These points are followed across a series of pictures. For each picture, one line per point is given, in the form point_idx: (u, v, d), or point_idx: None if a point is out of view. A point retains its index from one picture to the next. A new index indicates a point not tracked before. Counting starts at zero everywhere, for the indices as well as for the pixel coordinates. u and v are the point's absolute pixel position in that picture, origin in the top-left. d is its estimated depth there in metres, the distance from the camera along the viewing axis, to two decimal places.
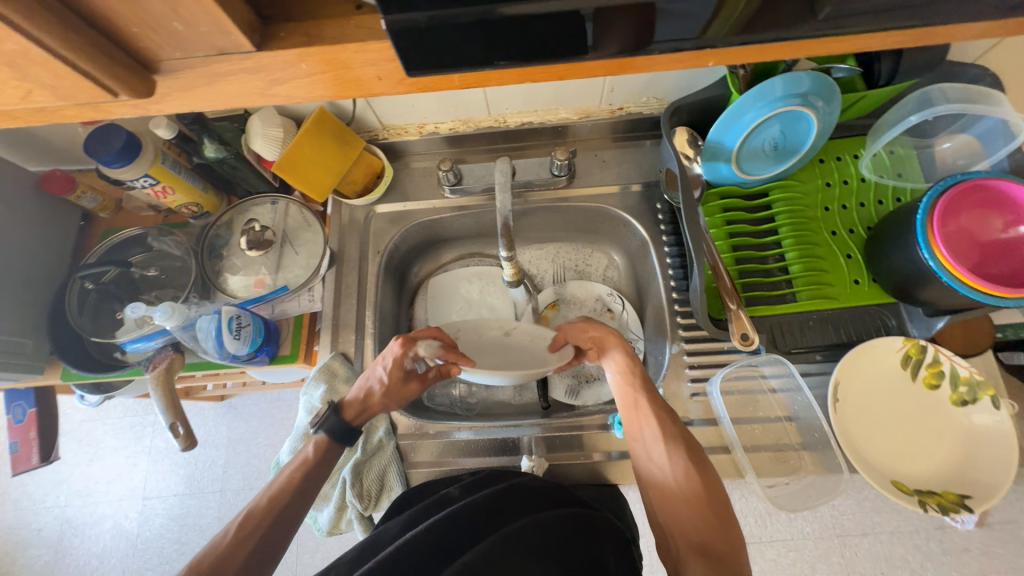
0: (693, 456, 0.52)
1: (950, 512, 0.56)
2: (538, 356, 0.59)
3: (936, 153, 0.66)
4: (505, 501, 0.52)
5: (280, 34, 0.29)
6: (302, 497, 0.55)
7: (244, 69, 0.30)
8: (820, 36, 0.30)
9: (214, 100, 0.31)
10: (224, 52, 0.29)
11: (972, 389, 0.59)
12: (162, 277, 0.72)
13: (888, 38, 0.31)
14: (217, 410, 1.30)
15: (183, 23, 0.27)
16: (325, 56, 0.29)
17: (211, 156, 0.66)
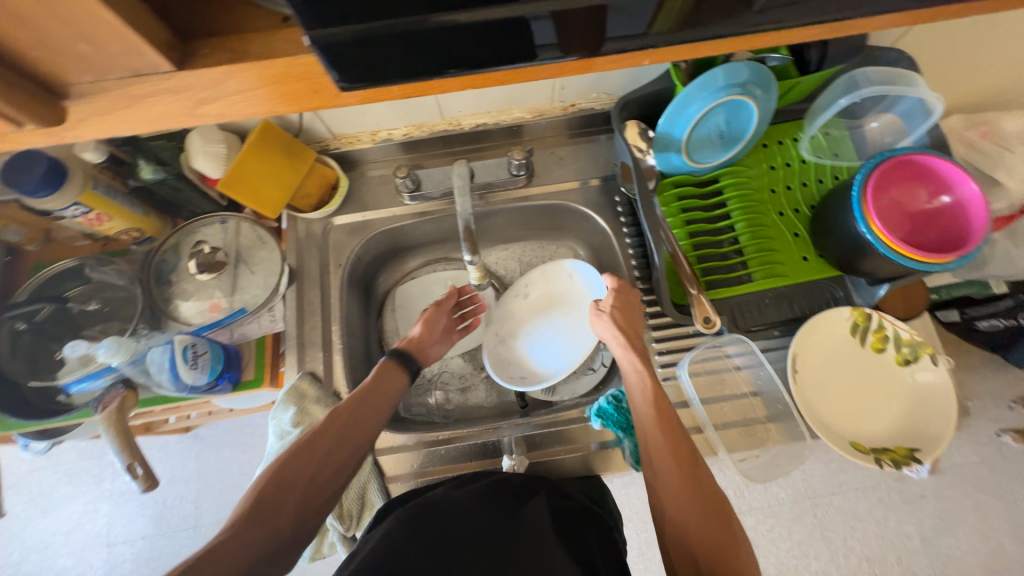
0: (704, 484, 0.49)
1: (902, 466, 0.60)
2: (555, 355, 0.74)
3: (866, 132, 0.70)
4: (483, 498, 0.53)
5: (201, 53, 0.29)
6: (371, 418, 0.58)
7: (164, 90, 0.29)
8: (746, 31, 0.32)
9: (134, 123, 0.30)
10: (141, 74, 0.28)
11: (914, 349, 0.64)
12: (104, 310, 0.67)
13: (802, 33, 0.33)
14: (182, 444, 1.23)
15: (90, 44, 0.26)
16: (251, 74, 0.29)
17: (148, 178, 0.63)
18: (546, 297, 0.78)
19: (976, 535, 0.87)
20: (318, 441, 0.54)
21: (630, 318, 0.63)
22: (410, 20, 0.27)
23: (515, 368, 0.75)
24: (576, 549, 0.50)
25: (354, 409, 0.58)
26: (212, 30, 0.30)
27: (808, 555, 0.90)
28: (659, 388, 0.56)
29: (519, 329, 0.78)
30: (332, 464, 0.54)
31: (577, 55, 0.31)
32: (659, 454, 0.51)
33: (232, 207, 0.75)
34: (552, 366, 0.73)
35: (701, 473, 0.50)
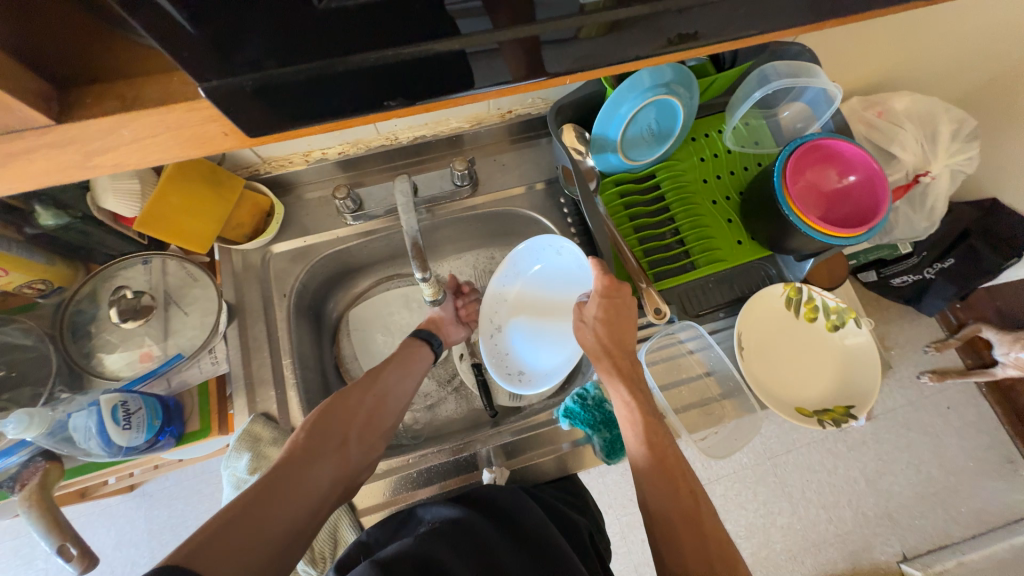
0: (700, 512, 0.51)
1: (841, 423, 0.66)
2: (541, 348, 0.74)
3: (780, 121, 0.76)
4: (471, 517, 0.51)
5: (85, 100, 0.28)
6: (406, 386, 0.66)
7: (47, 144, 0.28)
8: (665, 49, 0.34)
9: (11, 181, 0.28)
10: (11, 132, 0.27)
11: (841, 315, 0.69)
12: (10, 376, 0.59)
13: (708, 48, 0.36)
14: (127, 504, 1.12)
15: None
16: (144, 121, 0.28)
17: (50, 225, 0.56)
18: (533, 279, 0.75)
19: (910, 470, 0.97)
20: (366, 405, 0.60)
21: (619, 335, 0.61)
22: (318, 64, 0.28)
23: (515, 355, 0.74)
24: (570, 546, 0.53)
25: (395, 375, 0.65)
26: (94, 75, 0.29)
27: (773, 513, 0.96)
28: (649, 417, 0.57)
29: (512, 316, 0.76)
30: (376, 424, 0.61)
31: (494, 79, 0.32)
32: (650, 489, 0.53)
33: (154, 245, 0.69)
34: (552, 351, 0.73)
35: (699, 505, 0.52)
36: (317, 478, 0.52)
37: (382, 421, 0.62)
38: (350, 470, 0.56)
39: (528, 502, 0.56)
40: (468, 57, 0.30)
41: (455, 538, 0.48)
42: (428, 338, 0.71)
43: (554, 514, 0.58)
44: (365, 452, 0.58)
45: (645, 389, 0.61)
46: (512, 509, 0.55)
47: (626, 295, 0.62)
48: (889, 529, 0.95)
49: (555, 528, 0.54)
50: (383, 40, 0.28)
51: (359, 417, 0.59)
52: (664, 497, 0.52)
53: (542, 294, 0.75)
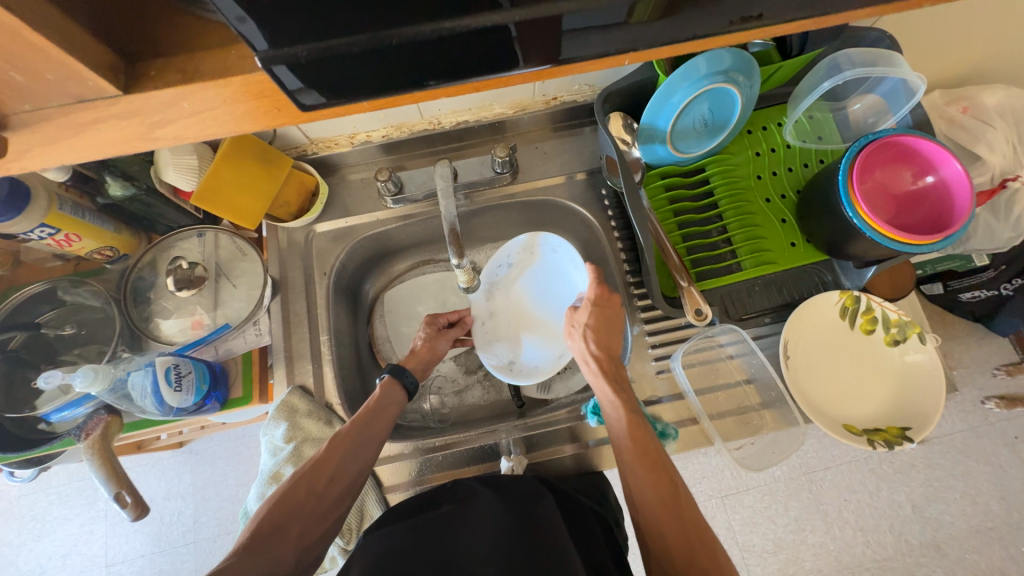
0: (690, 526, 0.47)
1: (894, 446, 0.61)
2: (536, 345, 0.73)
3: (849, 114, 0.70)
4: (485, 509, 0.52)
5: (149, 72, 0.29)
6: (380, 428, 0.58)
7: (114, 115, 0.29)
8: (734, 28, 0.31)
9: (84, 150, 0.30)
10: (85, 100, 0.28)
11: (902, 329, 0.64)
12: (82, 333, 0.64)
13: (789, 25, 0.32)
14: (176, 459, 1.21)
15: (27, 72, 0.26)
16: (205, 92, 0.29)
17: (117, 195, 0.60)
18: (529, 270, 0.75)
19: (965, 500, 0.90)
20: (339, 435, 0.55)
21: (606, 340, 0.60)
22: (368, 36, 0.27)
23: (503, 343, 0.74)
24: (580, 551, 0.50)
25: (372, 422, 0.58)
26: (156, 47, 0.30)
27: (805, 530, 0.91)
28: (633, 418, 0.54)
29: (504, 305, 0.75)
30: (374, 425, 0.58)
31: (543, 58, 0.30)
32: (642, 497, 0.49)
33: (208, 219, 0.73)
34: (543, 342, 0.73)
35: (684, 508, 0.48)
36: (292, 505, 0.50)
37: (351, 467, 0.54)
38: (331, 484, 0.53)
39: (542, 495, 0.55)
40: (520, 32, 0.28)
41: (475, 526, 0.50)
42: (394, 374, 0.63)
43: (577, 510, 0.56)
44: (361, 455, 0.56)
45: (632, 395, 0.58)
46: (525, 500, 0.54)
47: (615, 307, 0.64)
48: (936, 560, 0.89)
49: (562, 524, 0.51)
50: (435, 11, 0.26)
51: (336, 441, 0.55)
52: (656, 516, 0.48)
53: (537, 286, 0.75)
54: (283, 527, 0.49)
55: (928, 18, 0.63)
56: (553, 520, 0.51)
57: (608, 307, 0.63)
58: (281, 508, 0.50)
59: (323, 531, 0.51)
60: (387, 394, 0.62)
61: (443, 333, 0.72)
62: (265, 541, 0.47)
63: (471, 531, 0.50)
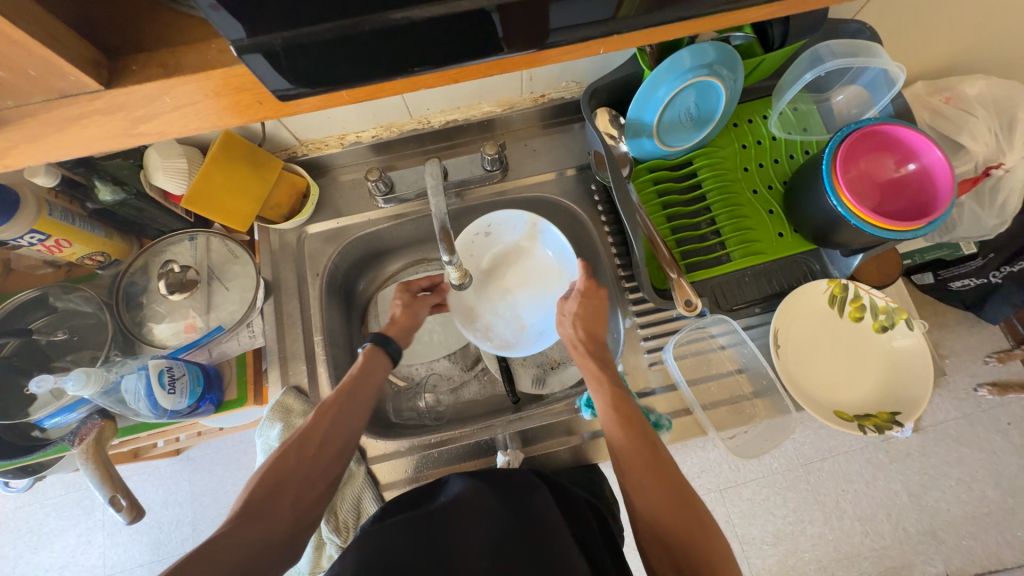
0: (687, 508, 0.47)
1: (884, 430, 0.62)
2: (515, 320, 0.76)
3: (833, 106, 0.71)
4: (482, 501, 0.52)
5: (131, 67, 0.29)
6: (366, 396, 0.58)
7: (97, 111, 0.29)
8: (713, 13, 0.31)
9: (70, 147, 0.30)
10: (66, 96, 0.28)
11: (890, 315, 0.65)
12: (74, 340, 0.64)
13: (762, 11, 0.33)
14: (173, 467, 1.21)
15: (7, 69, 0.26)
16: (189, 87, 0.29)
17: (107, 200, 0.60)
18: (512, 244, 0.77)
19: (961, 487, 0.91)
20: (323, 409, 0.55)
21: (592, 326, 0.61)
22: (343, 23, 0.26)
23: (478, 312, 0.76)
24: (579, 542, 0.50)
25: (357, 393, 0.57)
26: (137, 42, 0.30)
27: (803, 521, 0.92)
28: (619, 397, 0.54)
29: (481, 276, 0.77)
30: (355, 404, 0.57)
31: (524, 48, 0.30)
32: (631, 474, 0.49)
33: (200, 223, 0.73)
34: (521, 316, 0.76)
35: (675, 483, 0.49)
36: (279, 487, 0.49)
37: (342, 425, 0.55)
38: (314, 466, 0.52)
39: (538, 487, 0.55)
40: (503, 17, 0.28)
41: (477, 521, 0.50)
42: (376, 343, 0.62)
43: (573, 503, 0.57)
44: (344, 432, 0.55)
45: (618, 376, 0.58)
46: (523, 493, 0.54)
47: (603, 298, 0.63)
48: (933, 547, 0.90)
49: (562, 518, 0.51)
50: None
51: (321, 413, 0.54)
52: (652, 496, 0.48)
53: (519, 260, 0.77)
54: (269, 506, 0.48)
55: (908, 9, 0.64)
56: (549, 510, 0.52)
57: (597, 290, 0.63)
58: (271, 476, 0.49)
59: (310, 509, 0.51)
60: (370, 362, 0.61)
61: (418, 301, 0.70)
62: (252, 519, 0.46)
63: (471, 526, 0.49)
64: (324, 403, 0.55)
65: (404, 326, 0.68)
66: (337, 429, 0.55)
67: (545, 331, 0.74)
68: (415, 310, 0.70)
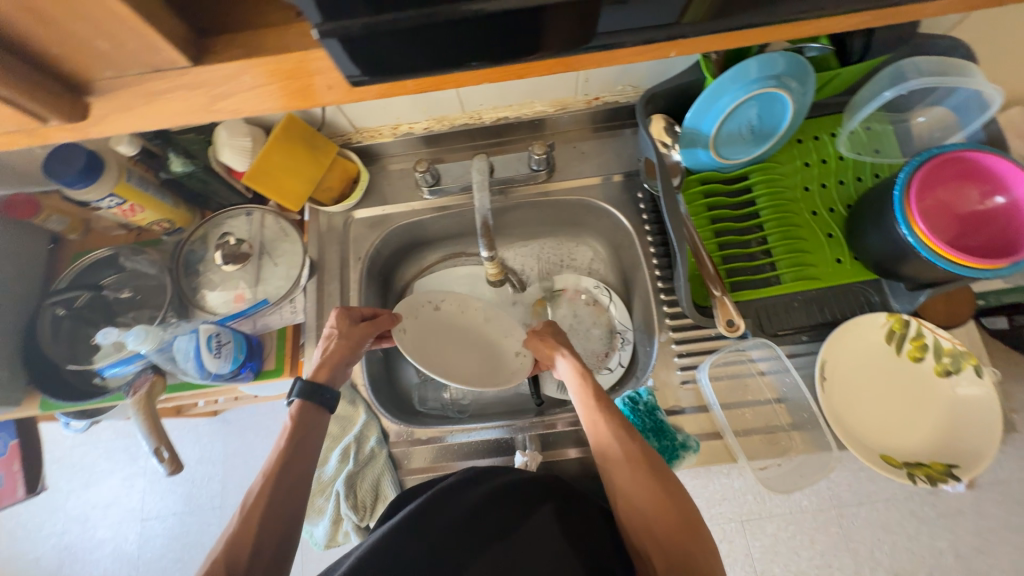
0: (675, 508, 0.51)
1: (937, 482, 0.57)
2: (494, 367, 0.71)
3: (912, 127, 0.66)
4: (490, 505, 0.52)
5: (213, 49, 0.30)
6: (312, 444, 0.56)
7: (182, 87, 0.31)
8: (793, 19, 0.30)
9: (157, 119, 0.32)
10: (159, 69, 0.30)
11: (956, 359, 0.60)
12: (137, 298, 0.69)
13: (852, 18, 0.30)
14: (211, 427, 1.30)
15: (108, 41, 0.28)
16: (271, 68, 0.30)
17: (178, 171, 0.64)
18: (459, 319, 0.76)
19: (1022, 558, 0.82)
20: (275, 460, 0.53)
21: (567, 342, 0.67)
22: (417, 12, 0.26)
23: (431, 366, 0.68)
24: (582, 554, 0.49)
25: (303, 445, 0.55)
26: (224, 23, 0.31)
27: (831, 567, 0.88)
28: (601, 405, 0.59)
29: (431, 328, 0.72)
30: (293, 470, 0.53)
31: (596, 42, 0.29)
32: (616, 473, 0.54)
33: (257, 199, 0.76)
34: (475, 374, 0.70)
35: (660, 478, 0.53)
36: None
37: (289, 479, 0.52)
38: (261, 549, 0.48)
39: (545, 483, 0.56)
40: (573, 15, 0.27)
41: (478, 506, 0.51)
42: (304, 396, 0.57)
43: (590, 511, 0.56)
44: (284, 506, 0.51)
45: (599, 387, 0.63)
46: (533, 494, 0.54)
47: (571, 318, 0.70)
48: None
49: (563, 527, 0.51)
50: None
51: (275, 464, 0.53)
52: (639, 497, 0.52)
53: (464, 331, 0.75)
54: None
55: (1012, 23, 0.59)
56: (558, 521, 0.51)
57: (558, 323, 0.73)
58: (225, 558, 0.46)
59: None
60: (307, 412, 0.57)
61: (359, 329, 0.64)
62: None
63: (467, 511, 0.50)
64: (274, 455, 0.53)
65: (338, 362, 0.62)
66: (280, 504, 0.51)
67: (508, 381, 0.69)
68: (353, 338, 0.63)
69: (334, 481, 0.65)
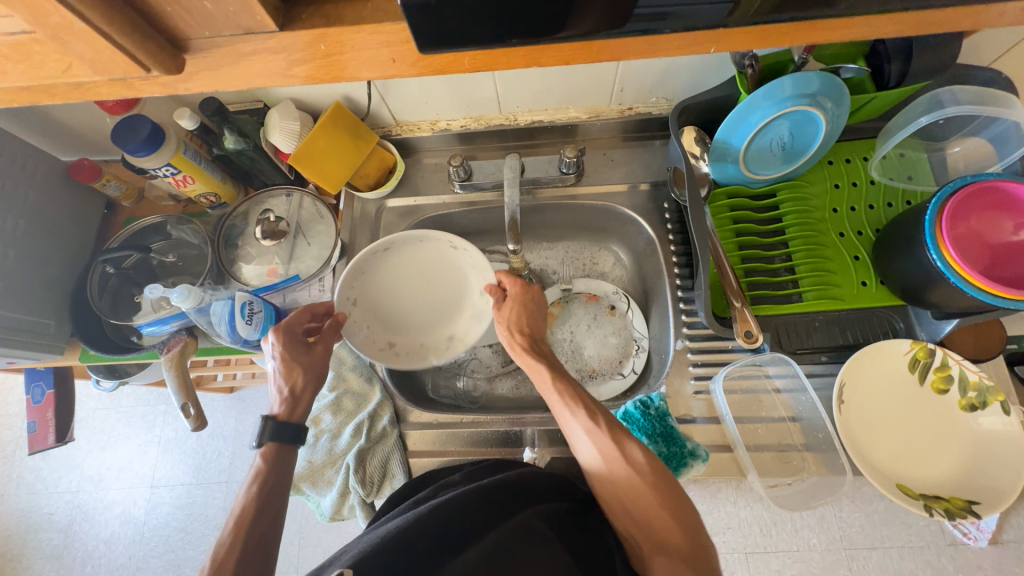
0: (657, 496, 0.51)
1: (955, 517, 0.55)
2: (443, 323, 0.73)
3: (948, 156, 0.65)
4: (494, 494, 0.53)
5: (301, 16, 0.31)
6: (284, 490, 0.53)
7: (267, 50, 0.31)
8: (833, 16, 0.29)
9: (239, 80, 0.32)
10: (249, 32, 0.30)
11: (982, 394, 0.58)
12: (179, 264, 0.74)
13: (891, 25, 0.30)
14: (226, 403, 1.34)
15: (212, 2, 0.28)
16: (342, 38, 0.30)
17: (230, 147, 0.68)
18: (412, 268, 0.71)
19: None
20: (248, 506, 0.50)
21: (531, 322, 0.66)
22: None
23: (382, 327, 0.70)
24: (576, 555, 0.50)
25: (275, 490, 0.52)
26: None
27: None
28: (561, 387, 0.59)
29: (382, 287, 0.70)
30: (271, 505, 0.51)
31: (660, 29, 0.29)
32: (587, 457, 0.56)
33: (298, 181, 0.80)
34: (428, 330, 0.72)
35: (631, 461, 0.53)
36: None
37: (261, 528, 0.49)
38: None
39: (532, 474, 0.58)
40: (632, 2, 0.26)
41: (480, 492, 0.53)
42: (275, 438, 0.54)
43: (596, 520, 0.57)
44: (267, 534, 0.49)
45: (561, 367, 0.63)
46: (535, 492, 0.55)
47: (534, 294, 0.68)
48: None
49: (555, 528, 0.52)
50: None
51: (244, 513, 0.49)
52: (625, 492, 0.53)
53: (419, 272, 0.72)
54: None
55: None
56: (550, 522, 0.52)
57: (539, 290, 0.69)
58: None
59: None
60: (275, 455, 0.55)
61: (313, 350, 0.61)
62: None
63: (467, 496, 0.52)
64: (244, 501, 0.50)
65: (302, 398, 0.59)
66: (263, 544, 0.48)
67: (453, 347, 0.71)
68: (309, 361, 0.61)
69: (345, 455, 0.67)
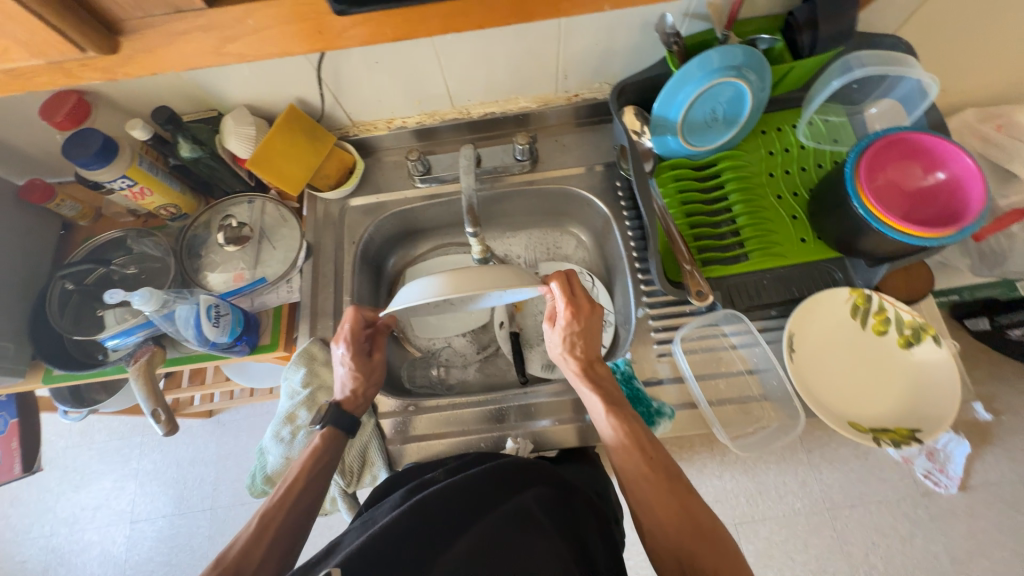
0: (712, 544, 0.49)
1: (902, 445, 0.59)
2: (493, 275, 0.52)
3: (866, 118, 0.71)
4: (484, 487, 0.54)
5: None
6: (325, 476, 0.60)
7: (198, 28, 0.33)
8: None
9: (175, 61, 0.34)
10: (181, 10, 0.33)
11: (916, 331, 0.62)
12: (141, 276, 0.73)
13: None
14: (205, 428, 1.31)
15: None
16: (267, 12, 0.33)
17: (185, 156, 0.69)
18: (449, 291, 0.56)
19: None
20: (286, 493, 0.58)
21: (587, 344, 0.61)
22: None
23: None
24: (567, 540, 0.52)
25: (318, 474, 0.60)
26: None
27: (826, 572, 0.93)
28: (620, 414, 0.57)
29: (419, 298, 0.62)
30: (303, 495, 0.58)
31: None
32: (642, 493, 0.54)
33: (260, 187, 0.80)
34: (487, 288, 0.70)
35: (690, 501, 0.53)
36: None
37: (286, 523, 0.56)
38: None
39: (536, 462, 0.60)
40: None
41: (474, 481, 0.54)
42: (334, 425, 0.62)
43: (575, 504, 0.58)
44: (290, 522, 0.56)
45: (616, 392, 0.60)
46: (527, 479, 0.56)
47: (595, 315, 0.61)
48: None
49: (547, 510, 0.54)
50: None
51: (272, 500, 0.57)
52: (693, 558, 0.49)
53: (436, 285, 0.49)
54: None
55: (947, 20, 0.65)
56: (542, 505, 0.54)
57: (598, 315, 0.61)
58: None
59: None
60: (328, 441, 0.62)
61: (373, 359, 0.68)
62: None
63: (458, 486, 0.53)
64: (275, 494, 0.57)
65: (365, 399, 0.67)
66: (285, 529, 0.56)
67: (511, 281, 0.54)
68: (371, 367, 0.67)
69: None
